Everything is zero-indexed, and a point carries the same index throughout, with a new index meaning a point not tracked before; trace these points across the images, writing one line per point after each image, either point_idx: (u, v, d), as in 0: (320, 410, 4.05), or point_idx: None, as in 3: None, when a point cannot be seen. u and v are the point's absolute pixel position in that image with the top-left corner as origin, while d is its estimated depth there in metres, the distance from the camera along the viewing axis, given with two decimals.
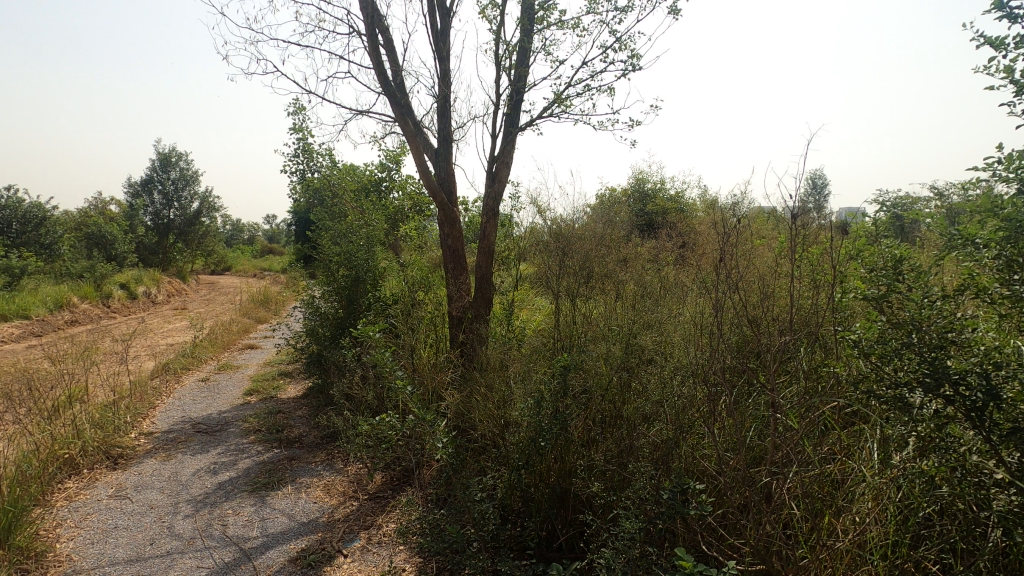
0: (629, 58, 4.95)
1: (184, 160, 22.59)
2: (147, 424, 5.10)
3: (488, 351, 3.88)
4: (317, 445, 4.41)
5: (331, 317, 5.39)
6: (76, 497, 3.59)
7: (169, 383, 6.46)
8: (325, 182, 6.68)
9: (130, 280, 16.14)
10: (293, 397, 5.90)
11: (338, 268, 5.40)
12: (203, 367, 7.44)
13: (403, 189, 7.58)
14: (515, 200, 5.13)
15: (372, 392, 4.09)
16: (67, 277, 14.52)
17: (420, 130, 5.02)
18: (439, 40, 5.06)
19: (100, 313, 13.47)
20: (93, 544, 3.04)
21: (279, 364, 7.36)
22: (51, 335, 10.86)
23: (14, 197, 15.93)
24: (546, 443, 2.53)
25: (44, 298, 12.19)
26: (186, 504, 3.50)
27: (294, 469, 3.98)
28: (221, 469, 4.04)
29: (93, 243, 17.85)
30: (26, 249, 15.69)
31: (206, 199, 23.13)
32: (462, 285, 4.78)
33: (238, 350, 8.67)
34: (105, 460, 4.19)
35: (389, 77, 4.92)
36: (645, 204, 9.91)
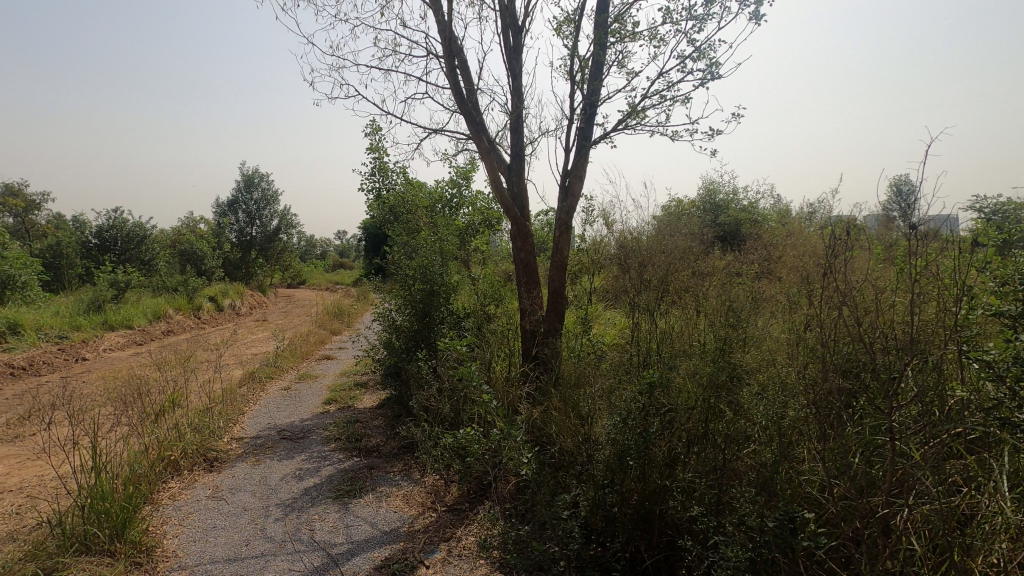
0: (707, 67, 4.82)
1: (266, 181, 24.13)
2: (237, 429, 5.41)
3: (565, 366, 3.85)
4: (395, 455, 4.51)
5: (405, 328, 5.46)
6: (178, 497, 3.85)
7: (256, 391, 6.84)
8: (400, 199, 6.91)
9: (217, 293, 17.33)
10: (369, 407, 6.09)
11: (414, 281, 5.51)
12: (285, 376, 7.84)
13: (471, 205, 7.63)
14: (588, 214, 5.09)
15: (450, 405, 4.14)
16: (164, 290, 15.82)
17: (493, 147, 5.09)
18: (514, 59, 5.15)
19: (192, 324, 14.52)
20: (195, 542, 3.24)
21: (354, 375, 7.64)
22: (150, 345, 11.80)
23: (120, 217, 17.55)
24: (634, 461, 2.46)
25: (145, 310, 13.35)
26: (276, 508, 3.67)
27: (374, 478, 4.09)
28: (306, 475, 4.21)
29: (186, 259, 19.37)
30: (130, 265, 17.22)
31: (284, 217, 24.51)
32: (534, 298, 4.80)
33: (315, 360, 9.07)
34: (202, 463, 4.47)
35: (466, 97, 5.05)
36: (717, 215, 9.61)
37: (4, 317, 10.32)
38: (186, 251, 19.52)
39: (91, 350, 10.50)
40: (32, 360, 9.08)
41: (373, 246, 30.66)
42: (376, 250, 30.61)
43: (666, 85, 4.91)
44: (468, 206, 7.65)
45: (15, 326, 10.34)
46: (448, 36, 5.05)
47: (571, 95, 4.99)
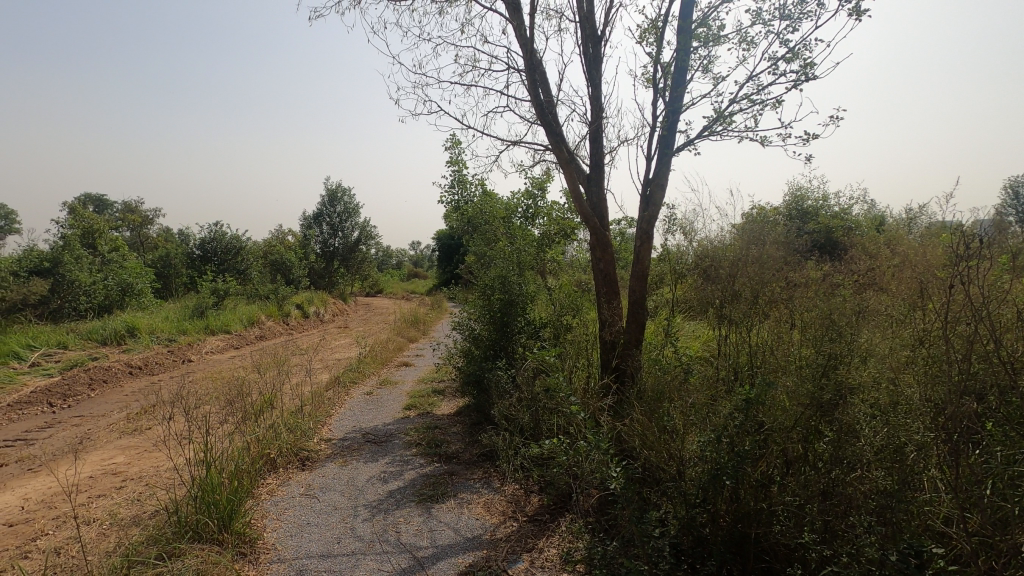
0: (801, 67, 4.58)
1: (348, 195, 25.46)
2: (326, 430, 5.70)
3: (649, 379, 3.77)
4: (474, 463, 4.58)
5: (484, 337, 5.53)
6: (275, 493, 4.09)
7: (341, 395, 7.18)
8: (477, 210, 7.04)
9: (304, 301, 18.39)
10: (448, 414, 6.22)
11: (493, 291, 5.59)
12: (367, 381, 8.17)
13: (547, 215, 7.39)
14: (670, 223, 4.97)
15: (529, 414, 4.15)
16: (258, 298, 17.04)
17: (572, 157, 5.10)
18: (594, 70, 5.15)
19: (281, 330, 15.48)
20: (291, 536, 3.43)
21: (432, 382, 7.84)
22: (245, 349, 12.70)
23: (220, 231, 19.10)
24: (731, 481, 2.36)
25: (241, 316, 14.40)
26: (364, 508, 3.81)
27: (455, 484, 4.17)
28: (391, 478, 4.36)
29: (277, 269, 20.76)
30: (228, 274, 18.66)
31: (364, 229, 25.66)
32: (614, 310, 4.74)
33: (394, 367, 9.40)
34: (296, 461, 4.75)
35: (546, 109, 5.09)
36: (806, 222, 9.08)
37: (123, 321, 11.46)
38: (276, 262, 20.89)
39: (195, 352, 11.43)
40: (146, 360, 10.01)
41: (446, 256, 31.45)
42: (450, 259, 31.42)
43: (755, 88, 4.72)
44: (544, 216, 7.45)
45: (132, 329, 11.45)
46: (530, 50, 5.13)
47: (652, 102, 4.91)
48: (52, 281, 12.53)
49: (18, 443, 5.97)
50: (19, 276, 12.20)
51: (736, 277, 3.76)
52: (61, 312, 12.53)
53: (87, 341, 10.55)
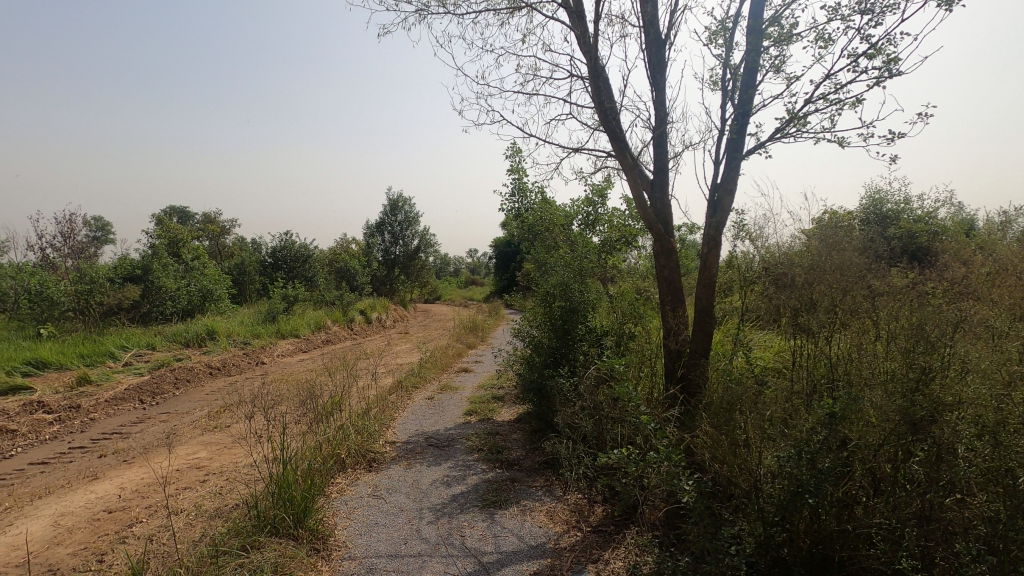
0: (884, 63, 4.33)
1: (409, 204, 26.20)
2: (391, 433, 5.85)
3: (718, 390, 3.66)
4: (536, 471, 4.57)
5: (544, 344, 5.51)
6: (345, 492, 4.25)
7: (404, 399, 7.36)
8: (538, 217, 7.05)
9: (367, 307, 19.04)
10: (508, 421, 6.26)
11: (554, 299, 5.58)
12: (429, 386, 8.34)
13: (607, 222, 7.11)
14: (739, 229, 4.80)
15: (592, 423, 4.11)
16: (324, 304, 17.79)
17: (636, 163, 5.03)
18: (659, 75, 5.07)
19: (346, 335, 16.06)
20: (361, 535, 3.55)
21: (491, 388, 7.90)
22: (312, 352, 13.26)
23: (290, 239, 20.11)
24: (813, 499, 2.26)
25: (309, 322, 15.07)
26: (429, 511, 3.88)
27: (518, 491, 4.18)
28: (454, 482, 4.43)
29: (342, 277, 21.63)
30: (297, 281, 19.59)
31: (424, 237, 26.27)
32: (680, 318, 4.63)
33: (454, 372, 9.55)
34: (363, 462, 4.91)
35: (610, 116, 5.06)
36: (885, 226, 8.54)
37: (203, 325, 12.22)
38: (341, 269, 21.73)
39: (267, 355, 12.03)
40: (223, 362, 10.63)
41: (503, 263, 31.73)
42: (506, 266, 31.67)
43: (833, 87, 4.50)
44: (604, 223, 7.17)
45: (212, 332, 12.19)
46: (594, 58, 5.13)
47: (720, 105, 4.77)
48: (142, 286, 13.54)
49: (114, 437, 6.47)
50: (114, 283, 13.25)
51: (812, 284, 3.58)
52: (150, 315, 13.51)
53: (172, 343, 11.31)
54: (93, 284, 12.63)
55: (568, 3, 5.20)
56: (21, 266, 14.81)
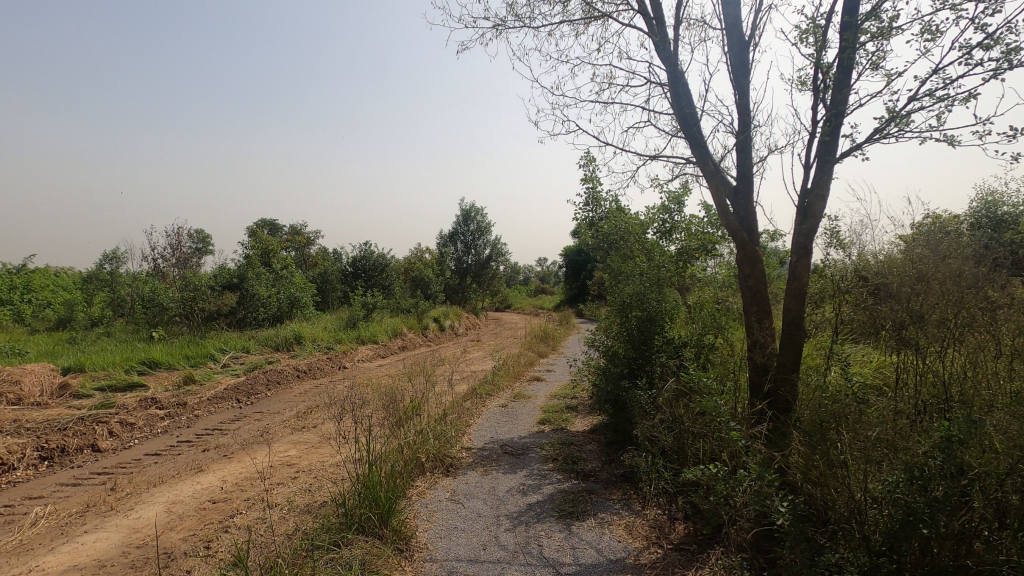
0: (1002, 54, 3.95)
1: (481, 214, 26.72)
2: (467, 440, 5.96)
3: (811, 406, 3.47)
4: (613, 483, 4.50)
5: (620, 354, 5.42)
6: (425, 495, 4.37)
7: (479, 406, 7.48)
8: (613, 224, 6.87)
9: (441, 315, 19.56)
10: (582, 431, 6.21)
11: (630, 308, 5.50)
12: (502, 394, 8.43)
13: (684, 230, 6.61)
14: (832, 236, 4.53)
15: (672, 436, 3.99)
16: (401, 312, 18.46)
17: (717, 169, 4.89)
18: (743, 78, 4.91)
19: (420, 342, 16.55)
20: (442, 538, 3.64)
21: (564, 398, 7.87)
22: (390, 358, 13.77)
23: (370, 249, 21.06)
24: (928, 530, 2.10)
25: (386, 328, 15.69)
26: (506, 518, 3.92)
27: (595, 503, 4.13)
28: (530, 491, 4.45)
29: (417, 285, 22.37)
30: (375, 289, 20.47)
31: (495, 247, 26.64)
32: (766, 330, 4.43)
33: (526, 381, 9.59)
34: (441, 466, 5.04)
35: (690, 121, 4.95)
36: (1000, 231, 7.76)
37: (291, 330, 13.01)
38: (416, 278, 22.45)
39: (349, 360, 12.61)
40: (309, 365, 11.25)
41: (573, 271, 31.57)
42: (576, 275, 31.50)
43: (941, 83, 4.17)
44: (681, 230, 6.68)
45: (299, 337, 12.95)
46: (673, 63, 5.05)
47: (811, 106, 4.54)
48: (238, 294, 14.61)
49: (215, 433, 7.02)
50: (214, 290, 14.37)
51: (919, 295, 3.33)
52: (244, 321, 14.56)
53: (264, 347, 12.12)
54: (197, 292, 13.78)
55: (646, 10, 5.16)
56: (137, 275, 16.41)
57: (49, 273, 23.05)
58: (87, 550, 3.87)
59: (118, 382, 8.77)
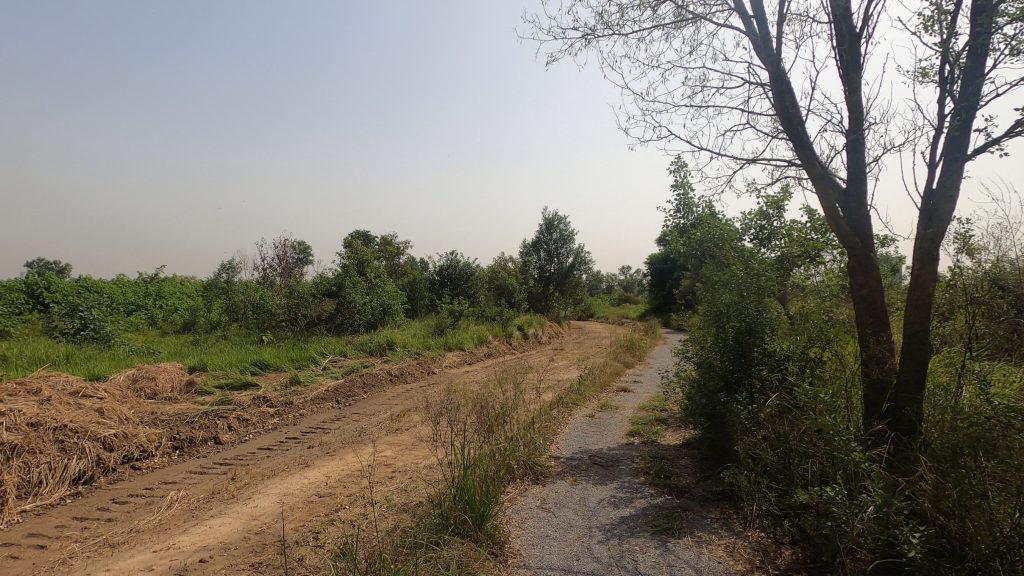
0: None
1: (565, 222, 26.75)
2: (555, 448, 5.96)
3: (941, 429, 3.15)
4: (710, 501, 4.31)
5: (716, 366, 5.19)
6: (516, 501, 4.43)
7: (566, 415, 7.46)
8: (706, 231, 6.63)
9: (524, 323, 19.73)
10: (674, 445, 6.02)
11: (727, 318, 5.26)
12: (588, 404, 8.35)
13: (784, 236, 6.21)
14: (963, 241, 4.11)
15: (777, 455, 3.76)
16: (485, 320, 18.84)
17: (826, 171, 4.61)
18: (853, 74, 4.61)
19: (505, 350, 16.77)
20: (535, 545, 3.66)
21: (653, 410, 7.65)
22: (476, 365, 14.05)
23: (456, 258, 21.72)
24: None
25: (472, 335, 16.06)
26: (598, 530, 3.87)
27: (691, 520, 3.98)
28: (621, 503, 4.36)
29: (501, 293, 22.76)
30: (461, 297, 21.04)
31: (578, 255, 26.49)
32: (884, 345, 4.09)
33: (613, 391, 9.43)
34: (530, 474, 5.08)
35: (794, 122, 4.73)
36: None
37: (384, 336, 13.65)
38: (500, 286, 22.81)
39: (437, 366, 13.02)
40: (401, 370, 11.75)
41: (658, 280, 30.69)
42: (662, 284, 30.61)
43: None
44: (781, 237, 6.26)
45: (391, 343, 13.57)
46: (775, 62, 4.85)
47: (935, 98, 4.16)
48: (337, 301, 15.55)
49: (318, 431, 7.51)
50: (315, 297, 15.40)
51: None
52: (342, 326, 15.45)
53: (360, 352, 12.81)
54: (301, 299, 14.86)
55: (745, 8, 4.98)
56: (249, 283, 17.92)
57: (176, 282, 25.72)
58: (214, 533, 4.27)
59: (234, 381, 9.63)
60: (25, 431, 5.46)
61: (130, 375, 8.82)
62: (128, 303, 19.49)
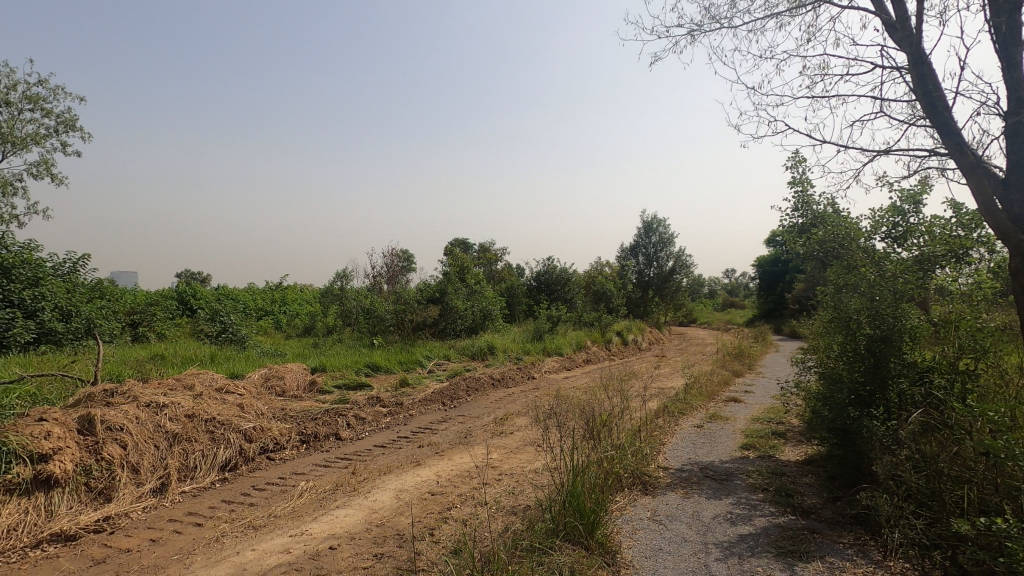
0: None
1: (664, 225, 25.92)
2: (663, 459, 5.78)
3: None
4: (841, 525, 3.97)
5: (845, 378, 4.81)
6: (625, 511, 4.34)
7: (673, 424, 7.20)
8: (829, 231, 6.11)
9: (623, 329, 19.35)
10: (795, 462, 5.60)
11: (857, 326, 4.85)
12: (696, 413, 8.00)
13: (924, 234, 5.38)
14: None
15: (923, 478, 3.38)
16: (583, 326, 18.71)
17: (980, 159, 4.11)
18: (1013, 48, 4.07)
19: (604, 356, 16.56)
20: (648, 557, 3.56)
21: (769, 423, 7.18)
22: (575, 371, 14.00)
23: (552, 264, 21.83)
24: None
25: (570, 341, 16.02)
26: (715, 547, 3.69)
27: (819, 544, 3.69)
28: (739, 521, 4.13)
29: (599, 298, 22.55)
30: (558, 302, 21.09)
31: (679, 258, 25.55)
32: None
33: (722, 401, 8.96)
34: (638, 484, 4.97)
35: (939, 106, 4.28)
36: None
37: (485, 341, 14.00)
38: (598, 292, 22.59)
39: (537, 371, 13.14)
40: (502, 374, 11.99)
41: (768, 284, 28.78)
42: (772, 287, 28.66)
43: None
44: (919, 234, 5.46)
45: (491, 348, 13.88)
46: (914, 43, 4.43)
47: None
48: (440, 307, 16.21)
49: (427, 431, 7.87)
50: (420, 303, 16.17)
51: None
52: (445, 331, 16.10)
53: (463, 356, 13.25)
54: (407, 305, 15.70)
55: None
56: (361, 290, 19.22)
57: (298, 289, 28.22)
58: (340, 522, 4.61)
59: (351, 381, 10.34)
60: (184, 421, 6.22)
61: (263, 374, 9.77)
62: (259, 309, 21.70)
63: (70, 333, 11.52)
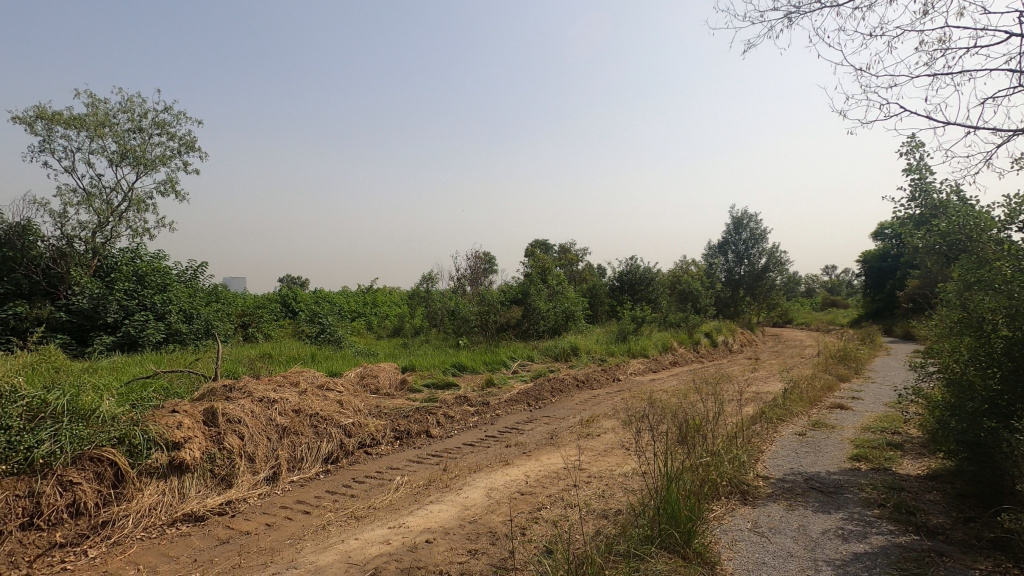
0: None
1: (755, 220, 24.55)
2: (762, 467, 5.46)
3: None
4: (975, 549, 3.57)
5: (977, 385, 4.31)
6: (723, 521, 4.15)
7: (772, 431, 6.79)
8: (952, 222, 5.50)
9: (712, 330, 18.55)
10: (916, 476, 5.09)
11: (992, 327, 4.32)
12: (797, 420, 7.50)
13: None
14: None
15: None
16: (669, 326, 18.15)
17: None
18: None
19: (692, 358, 15.95)
20: (750, 571, 3.38)
21: (883, 433, 6.58)
22: (662, 373, 13.58)
23: (636, 263, 21.34)
24: None
25: (656, 342, 15.59)
26: (826, 564, 3.45)
27: (949, 569, 3.33)
28: (853, 538, 3.83)
29: (685, 298, 21.77)
30: (642, 302, 20.59)
31: (773, 255, 24.10)
32: None
33: (826, 408, 8.33)
34: (736, 493, 4.73)
35: None
36: None
37: (568, 342, 13.94)
38: (684, 291, 21.82)
39: (622, 372, 12.89)
40: (586, 375, 11.87)
41: (877, 281, 26.42)
42: (882, 285, 26.25)
43: None
44: None
45: (575, 349, 13.80)
46: None
47: None
48: (523, 308, 16.35)
49: (514, 431, 7.95)
50: (503, 305, 16.40)
51: None
52: (528, 332, 16.20)
53: (546, 357, 13.27)
54: (491, 307, 15.97)
55: None
56: (446, 292, 19.80)
57: (387, 291, 29.58)
58: (435, 517, 4.77)
59: (439, 381, 10.67)
60: (291, 415, 6.72)
61: (359, 373, 10.32)
62: (352, 311, 22.96)
63: (193, 333, 12.77)
